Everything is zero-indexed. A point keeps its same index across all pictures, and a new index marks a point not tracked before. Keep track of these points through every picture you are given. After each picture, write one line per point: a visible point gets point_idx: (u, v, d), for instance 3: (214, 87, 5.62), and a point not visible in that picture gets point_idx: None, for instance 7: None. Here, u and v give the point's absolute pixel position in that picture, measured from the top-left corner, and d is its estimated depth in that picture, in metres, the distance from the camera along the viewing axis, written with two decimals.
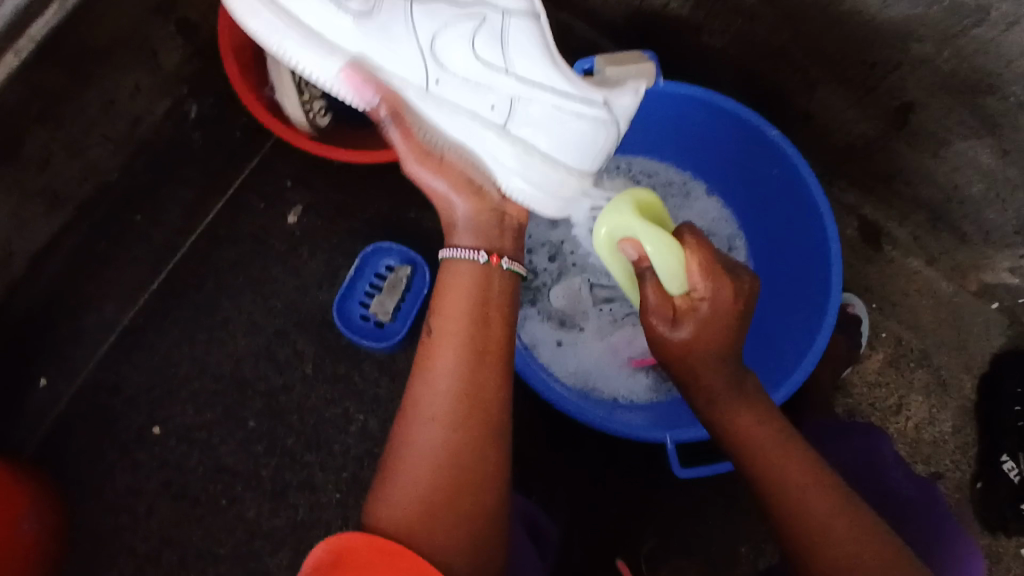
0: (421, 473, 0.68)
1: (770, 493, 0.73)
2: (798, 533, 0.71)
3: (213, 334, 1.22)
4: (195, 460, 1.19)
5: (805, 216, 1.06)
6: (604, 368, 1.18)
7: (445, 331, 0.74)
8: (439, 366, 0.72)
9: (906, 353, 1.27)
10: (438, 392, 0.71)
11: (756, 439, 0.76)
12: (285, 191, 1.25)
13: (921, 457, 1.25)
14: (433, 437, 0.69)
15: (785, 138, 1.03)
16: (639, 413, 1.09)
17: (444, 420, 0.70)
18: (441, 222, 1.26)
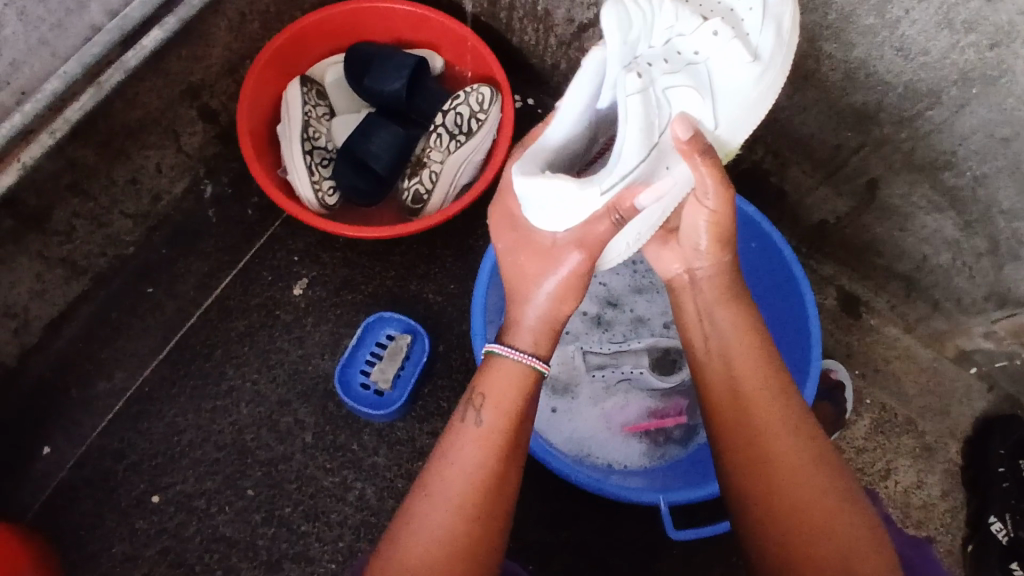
0: (423, 557, 0.73)
1: (765, 489, 0.75)
2: (787, 525, 0.73)
3: (217, 402, 1.25)
4: (193, 529, 1.18)
5: (785, 288, 1.13)
6: (598, 435, 1.21)
7: (484, 424, 0.79)
8: (465, 457, 0.77)
9: (892, 418, 1.31)
10: (457, 480, 0.76)
11: (771, 428, 0.77)
12: (293, 265, 1.32)
13: (913, 521, 1.27)
14: (443, 525, 0.74)
15: (761, 215, 1.11)
16: (636, 479, 1.12)
17: (457, 510, 0.75)
18: (440, 293, 1.32)
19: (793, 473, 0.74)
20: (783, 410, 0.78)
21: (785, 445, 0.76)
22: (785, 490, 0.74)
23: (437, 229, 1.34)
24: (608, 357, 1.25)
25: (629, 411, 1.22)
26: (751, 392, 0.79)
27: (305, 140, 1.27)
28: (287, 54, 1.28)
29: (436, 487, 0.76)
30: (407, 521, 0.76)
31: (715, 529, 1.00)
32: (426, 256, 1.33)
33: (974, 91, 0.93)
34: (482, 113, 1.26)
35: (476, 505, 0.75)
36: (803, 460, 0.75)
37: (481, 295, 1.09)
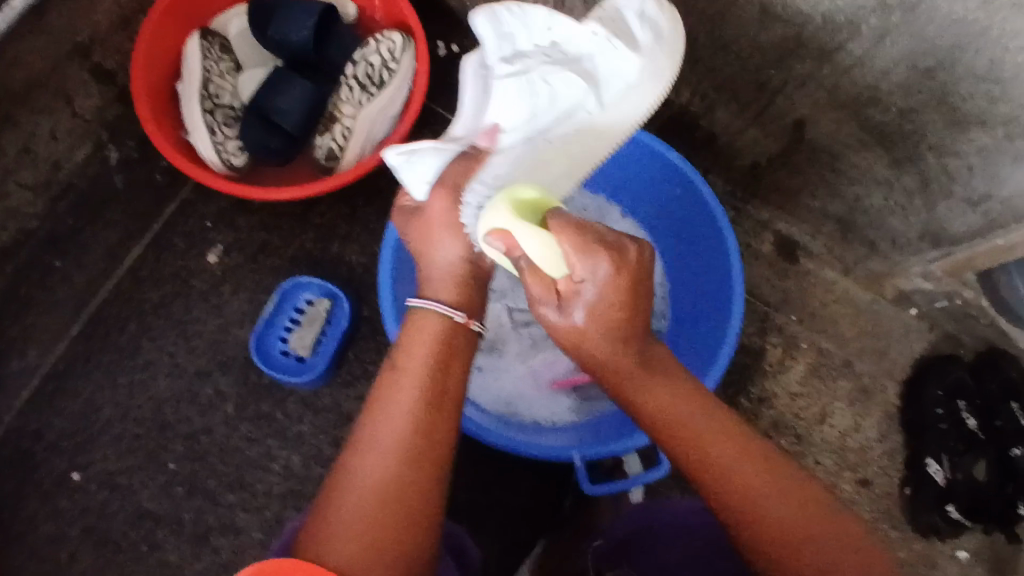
0: (363, 513, 0.67)
1: (702, 482, 0.73)
2: (743, 524, 0.70)
3: (134, 377, 1.21)
4: (115, 506, 1.16)
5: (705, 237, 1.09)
6: (524, 391, 1.17)
7: (402, 379, 0.73)
8: (396, 404, 0.72)
9: (829, 362, 1.29)
10: (388, 433, 0.71)
11: (682, 434, 0.74)
12: (206, 231, 1.27)
13: (848, 466, 1.25)
14: (383, 475, 0.68)
15: (683, 160, 1.06)
16: (559, 434, 1.09)
17: (395, 458, 0.69)
18: (363, 253, 1.27)
19: (726, 441, 0.73)
20: (701, 420, 0.74)
21: (727, 422, 0.75)
22: (739, 481, 0.71)
23: (357, 187, 1.29)
24: (534, 313, 1.21)
25: (556, 366, 1.19)
26: (664, 426, 0.76)
27: (206, 99, 1.19)
28: (185, 7, 1.21)
29: (366, 439, 0.71)
30: (345, 478, 0.69)
31: (630, 484, 0.97)
32: (346, 216, 1.28)
33: (894, 19, 0.86)
34: (393, 62, 1.19)
35: (413, 452, 0.70)
36: (739, 456, 0.72)
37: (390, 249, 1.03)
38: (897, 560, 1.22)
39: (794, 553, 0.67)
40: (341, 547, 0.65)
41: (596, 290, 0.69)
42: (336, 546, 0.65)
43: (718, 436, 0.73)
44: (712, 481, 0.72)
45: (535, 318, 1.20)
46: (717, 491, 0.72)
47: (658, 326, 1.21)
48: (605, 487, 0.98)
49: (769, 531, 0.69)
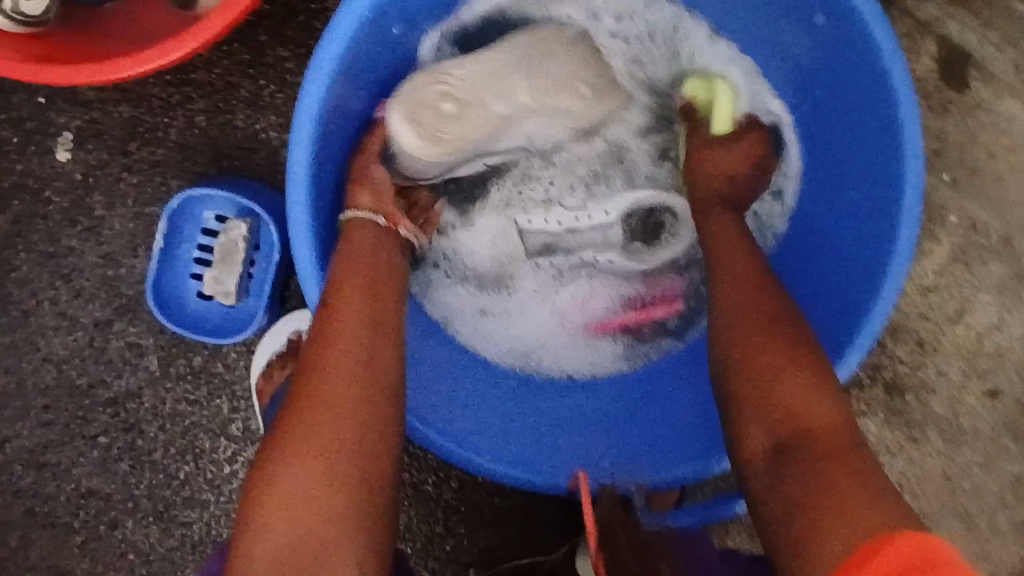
0: (313, 462, 0.53)
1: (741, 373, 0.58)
2: (750, 405, 0.56)
3: (16, 336, 0.90)
4: (51, 488, 0.93)
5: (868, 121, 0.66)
6: (546, 344, 0.82)
7: (344, 295, 0.60)
8: (345, 330, 0.59)
9: (980, 240, 0.92)
10: (339, 356, 0.57)
11: (728, 249, 0.66)
12: (52, 115, 0.86)
13: (979, 375, 0.95)
14: (333, 406, 0.56)
15: None
16: (613, 415, 0.78)
17: (344, 395, 0.56)
18: (286, 128, 0.85)
19: (774, 339, 0.57)
20: (779, 345, 0.57)
21: (783, 334, 0.58)
22: (757, 350, 0.57)
23: (273, 23, 0.84)
24: (555, 236, 0.83)
25: (592, 303, 0.84)
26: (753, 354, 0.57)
27: None
28: None
29: (312, 366, 0.57)
30: (286, 434, 0.55)
31: (711, 514, 0.68)
32: (264, 67, 0.84)
33: None
34: None
35: (355, 391, 0.56)
36: (793, 370, 0.55)
37: (302, 171, 0.62)
38: (1015, 476, 0.96)
39: (813, 502, 0.49)
40: (265, 551, 0.51)
41: (742, 149, 0.74)
42: (266, 541, 0.52)
43: (748, 287, 0.62)
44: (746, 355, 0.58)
45: (557, 244, 0.83)
46: (740, 367, 0.58)
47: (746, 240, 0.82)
48: (683, 518, 0.68)
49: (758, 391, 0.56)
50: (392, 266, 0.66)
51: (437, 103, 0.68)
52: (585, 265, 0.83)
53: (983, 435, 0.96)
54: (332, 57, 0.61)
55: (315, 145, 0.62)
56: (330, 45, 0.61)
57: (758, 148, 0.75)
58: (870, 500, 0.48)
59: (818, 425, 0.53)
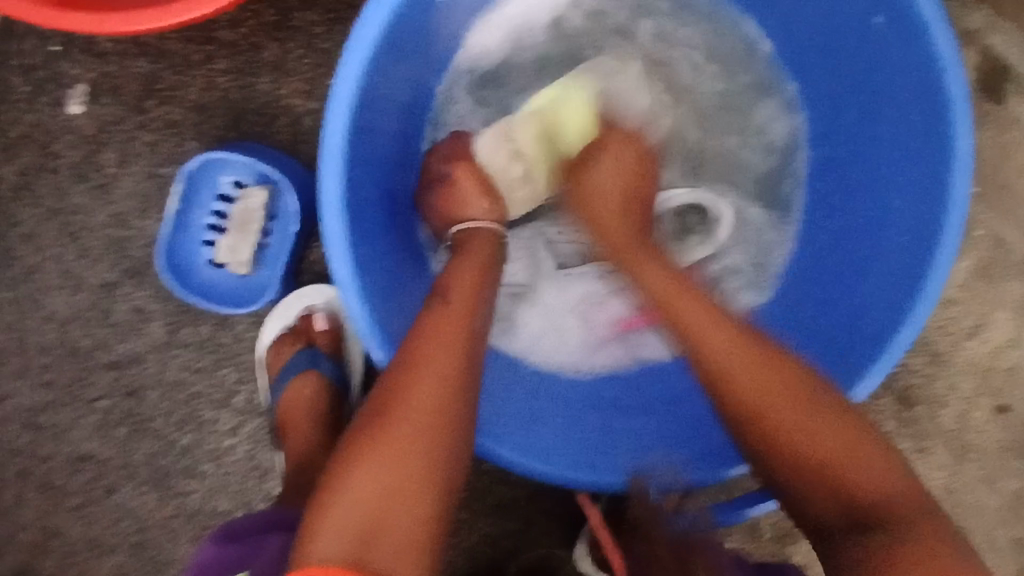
0: (411, 451, 0.51)
1: (762, 430, 0.57)
2: (772, 454, 0.56)
3: (18, 293, 0.87)
4: (49, 449, 0.90)
5: (922, 126, 0.65)
6: (574, 348, 0.82)
7: (459, 301, 0.61)
8: (455, 317, 0.59)
9: (1005, 255, 0.91)
10: (448, 355, 0.56)
11: (683, 303, 0.64)
12: (67, 66, 0.83)
13: (990, 390, 0.94)
14: (434, 401, 0.53)
15: None
16: (632, 409, 0.77)
17: (451, 392, 0.54)
18: (311, 95, 0.82)
19: (775, 398, 0.57)
20: (773, 383, 0.58)
21: (772, 379, 0.58)
22: (771, 399, 0.57)
23: None
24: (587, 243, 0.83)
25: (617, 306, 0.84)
26: (771, 413, 0.57)
27: None
28: None
29: (418, 358, 0.56)
30: (397, 400, 0.53)
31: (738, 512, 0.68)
32: (290, 31, 0.82)
33: None
34: None
35: (464, 374, 0.56)
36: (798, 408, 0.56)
37: (337, 140, 0.59)
38: (1016, 492, 0.96)
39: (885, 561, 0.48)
40: (349, 526, 0.48)
41: (608, 179, 0.73)
42: (347, 518, 0.48)
43: (727, 334, 0.61)
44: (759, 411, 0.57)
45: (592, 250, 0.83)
46: (738, 403, 0.59)
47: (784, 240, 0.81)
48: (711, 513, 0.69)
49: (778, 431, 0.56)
50: (484, 271, 0.66)
51: (506, 165, 0.76)
52: None
53: (987, 450, 0.95)
54: (378, 24, 0.59)
55: (353, 116, 0.60)
56: (372, 10, 0.58)
57: (626, 163, 0.74)
58: (926, 546, 0.49)
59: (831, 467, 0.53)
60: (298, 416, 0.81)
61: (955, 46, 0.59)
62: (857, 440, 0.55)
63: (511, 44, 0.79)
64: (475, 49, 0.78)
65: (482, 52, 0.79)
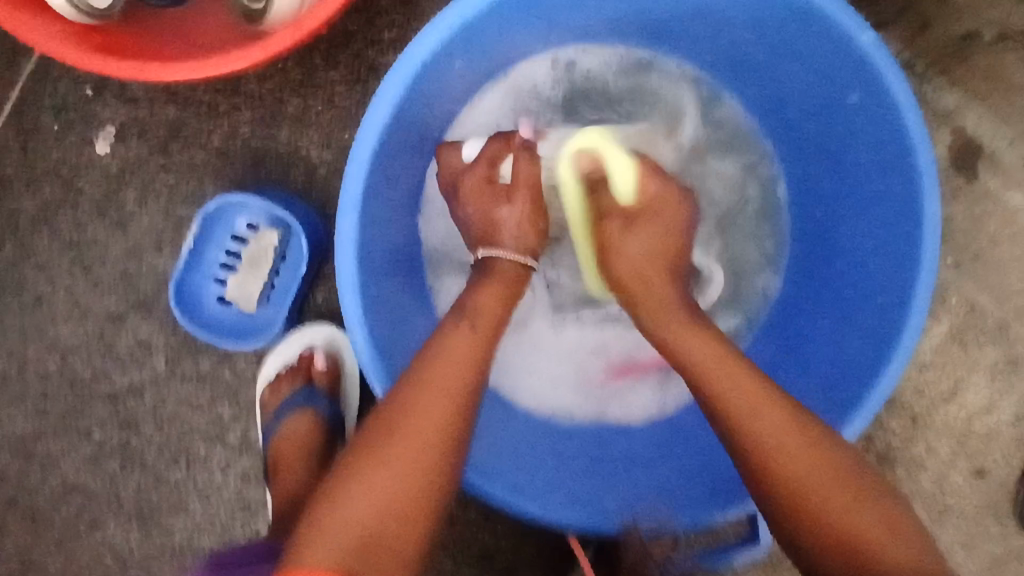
0: (407, 467, 0.55)
1: (792, 517, 0.57)
2: (814, 537, 0.55)
3: (25, 321, 0.90)
4: (39, 478, 0.91)
5: (895, 197, 0.70)
6: (570, 390, 0.84)
7: (476, 329, 0.64)
8: (466, 339, 0.63)
9: (979, 324, 0.96)
10: (457, 372, 0.60)
11: (725, 372, 0.62)
12: (96, 108, 0.88)
13: (966, 454, 0.97)
14: (430, 429, 0.57)
15: (893, 65, 0.64)
16: (625, 454, 0.79)
17: (452, 415, 0.58)
18: (327, 146, 0.87)
19: (805, 475, 0.57)
20: (808, 459, 0.57)
21: (803, 458, 0.57)
22: (801, 467, 0.57)
23: (326, 44, 0.87)
24: (585, 290, 0.84)
25: (614, 349, 0.86)
26: (801, 499, 0.56)
27: None
28: None
29: (429, 377, 0.59)
30: (404, 409, 0.57)
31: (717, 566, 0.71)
32: (312, 86, 0.87)
33: None
34: None
35: (470, 392, 0.60)
36: (824, 471, 0.57)
37: (354, 196, 0.63)
38: (993, 557, 0.98)
39: None
40: (350, 522, 0.52)
41: (647, 239, 0.72)
42: (331, 534, 0.52)
43: (762, 399, 0.60)
44: (774, 460, 0.58)
45: (589, 299, 0.85)
46: (771, 480, 0.58)
47: (770, 285, 0.86)
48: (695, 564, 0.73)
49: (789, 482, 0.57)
50: (508, 297, 0.69)
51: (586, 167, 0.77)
52: (619, 319, 0.85)
53: (965, 514, 0.98)
54: (400, 83, 0.64)
55: (370, 172, 0.64)
56: (396, 71, 0.63)
57: (665, 216, 0.74)
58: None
59: (867, 537, 0.54)
60: (290, 454, 0.82)
61: (926, 132, 0.65)
62: (878, 502, 0.56)
63: (528, 107, 0.84)
64: (492, 106, 0.83)
65: (501, 112, 0.83)
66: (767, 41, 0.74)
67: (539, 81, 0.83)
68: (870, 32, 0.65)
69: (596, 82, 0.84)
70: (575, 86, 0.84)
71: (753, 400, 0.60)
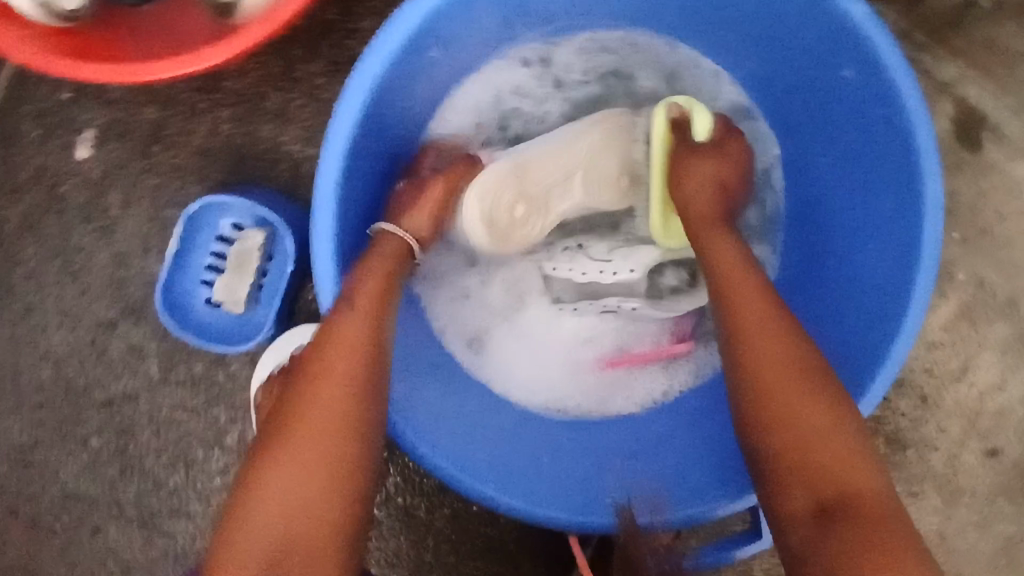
0: (301, 473, 0.53)
1: (776, 430, 0.55)
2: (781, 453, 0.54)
3: (16, 330, 0.89)
4: (38, 487, 0.90)
5: (895, 177, 0.67)
6: (563, 382, 0.82)
7: (358, 308, 0.61)
8: (351, 322, 0.60)
9: (988, 299, 0.93)
10: (341, 360, 0.58)
11: (737, 286, 0.64)
12: (76, 112, 0.86)
13: (978, 433, 0.95)
14: (322, 437, 0.54)
15: (886, 35, 0.62)
16: (621, 449, 0.77)
17: (341, 405, 0.56)
18: (310, 142, 0.86)
19: (787, 391, 0.56)
20: (794, 369, 0.57)
21: (788, 368, 0.57)
22: (780, 385, 0.56)
23: (305, 37, 0.85)
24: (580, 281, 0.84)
25: (605, 343, 0.85)
26: (777, 397, 0.56)
27: None
28: None
29: (316, 373, 0.57)
30: (290, 416, 0.55)
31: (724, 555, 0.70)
32: (292, 81, 0.85)
33: None
34: None
35: (356, 381, 0.57)
36: (799, 383, 0.56)
37: (329, 194, 0.62)
38: (1008, 537, 0.96)
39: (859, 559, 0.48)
40: (253, 538, 0.51)
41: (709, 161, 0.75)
42: (250, 549, 0.51)
43: (765, 321, 0.61)
44: (757, 368, 0.58)
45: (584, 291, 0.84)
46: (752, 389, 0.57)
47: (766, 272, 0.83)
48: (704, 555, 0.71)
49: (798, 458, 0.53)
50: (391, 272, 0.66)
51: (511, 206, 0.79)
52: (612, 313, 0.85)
53: (979, 495, 0.95)
54: (372, 76, 0.62)
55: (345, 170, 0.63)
56: (368, 63, 0.61)
57: (742, 156, 0.77)
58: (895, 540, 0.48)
59: (831, 457, 0.52)
60: None
61: (924, 105, 0.62)
62: (845, 417, 0.54)
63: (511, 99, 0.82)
64: (475, 101, 0.81)
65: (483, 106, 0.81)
66: (755, 16, 0.72)
67: (523, 74, 0.81)
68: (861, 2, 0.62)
69: (580, 71, 0.83)
70: (558, 76, 0.82)
71: (772, 330, 0.60)
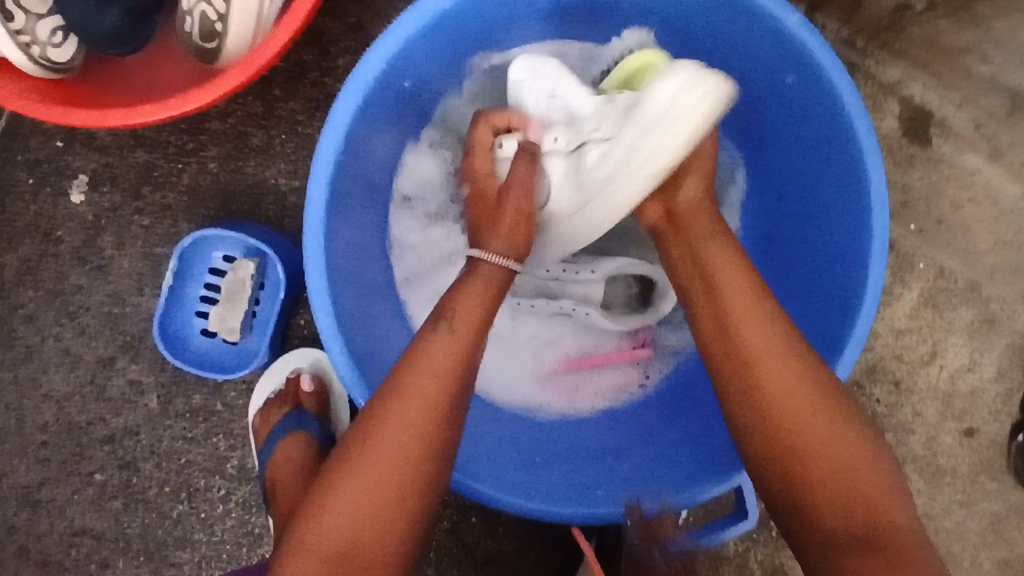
0: (389, 470, 0.56)
1: (783, 450, 0.57)
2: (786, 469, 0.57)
3: (18, 373, 0.92)
4: (45, 525, 0.92)
5: (843, 171, 0.71)
6: (538, 385, 0.86)
7: (456, 335, 0.63)
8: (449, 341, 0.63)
9: (950, 285, 0.98)
10: (436, 375, 0.60)
11: (740, 299, 0.62)
12: (69, 160, 0.90)
13: (953, 414, 0.99)
14: (410, 443, 0.58)
15: (819, 41, 0.67)
16: (609, 448, 0.80)
17: (430, 416, 0.59)
18: (294, 175, 0.90)
19: (805, 416, 0.57)
20: (806, 398, 0.58)
21: (802, 397, 0.58)
22: (796, 405, 0.58)
23: (284, 77, 0.89)
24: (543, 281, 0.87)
25: (577, 344, 0.89)
26: (786, 424, 0.57)
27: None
28: None
29: (407, 383, 0.60)
30: (384, 416, 0.58)
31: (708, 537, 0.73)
32: (274, 119, 0.90)
33: None
34: None
35: (449, 398, 0.60)
36: (810, 405, 0.58)
37: (315, 221, 0.66)
38: (991, 513, 0.99)
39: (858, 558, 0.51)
40: (334, 524, 0.54)
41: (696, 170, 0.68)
42: (324, 541, 0.54)
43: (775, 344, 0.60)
44: (769, 386, 0.59)
45: (546, 290, 0.88)
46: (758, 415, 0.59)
47: None
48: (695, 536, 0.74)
49: (823, 467, 0.55)
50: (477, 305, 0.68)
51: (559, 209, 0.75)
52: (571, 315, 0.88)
53: (959, 474, 0.99)
54: (349, 109, 0.66)
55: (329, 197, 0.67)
56: (345, 97, 0.66)
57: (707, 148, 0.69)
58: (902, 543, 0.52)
59: (844, 474, 0.55)
60: (284, 473, 0.82)
61: (862, 102, 0.67)
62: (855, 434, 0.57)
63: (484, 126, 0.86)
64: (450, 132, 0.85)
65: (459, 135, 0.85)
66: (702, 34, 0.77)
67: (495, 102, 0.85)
68: (795, 13, 0.68)
69: None
70: None
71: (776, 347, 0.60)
